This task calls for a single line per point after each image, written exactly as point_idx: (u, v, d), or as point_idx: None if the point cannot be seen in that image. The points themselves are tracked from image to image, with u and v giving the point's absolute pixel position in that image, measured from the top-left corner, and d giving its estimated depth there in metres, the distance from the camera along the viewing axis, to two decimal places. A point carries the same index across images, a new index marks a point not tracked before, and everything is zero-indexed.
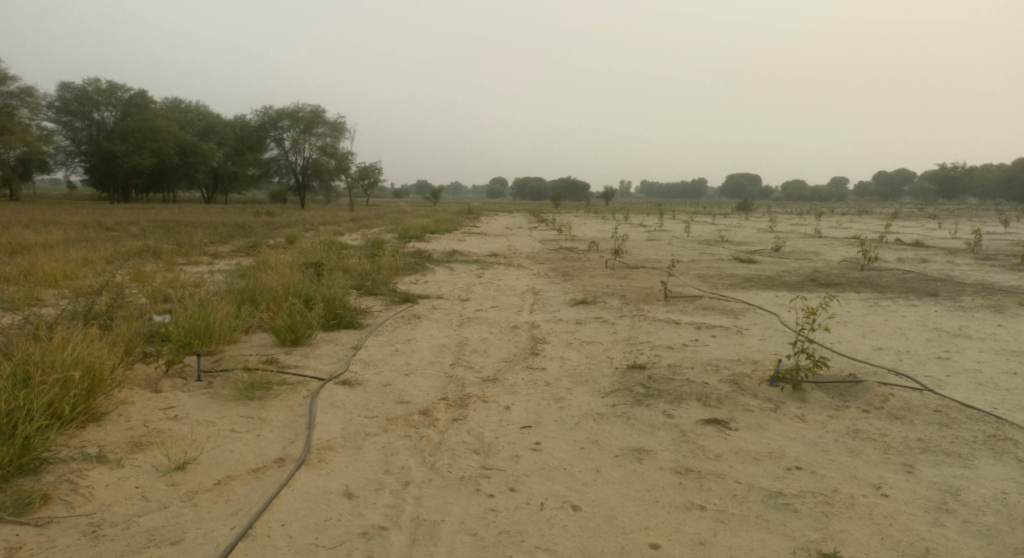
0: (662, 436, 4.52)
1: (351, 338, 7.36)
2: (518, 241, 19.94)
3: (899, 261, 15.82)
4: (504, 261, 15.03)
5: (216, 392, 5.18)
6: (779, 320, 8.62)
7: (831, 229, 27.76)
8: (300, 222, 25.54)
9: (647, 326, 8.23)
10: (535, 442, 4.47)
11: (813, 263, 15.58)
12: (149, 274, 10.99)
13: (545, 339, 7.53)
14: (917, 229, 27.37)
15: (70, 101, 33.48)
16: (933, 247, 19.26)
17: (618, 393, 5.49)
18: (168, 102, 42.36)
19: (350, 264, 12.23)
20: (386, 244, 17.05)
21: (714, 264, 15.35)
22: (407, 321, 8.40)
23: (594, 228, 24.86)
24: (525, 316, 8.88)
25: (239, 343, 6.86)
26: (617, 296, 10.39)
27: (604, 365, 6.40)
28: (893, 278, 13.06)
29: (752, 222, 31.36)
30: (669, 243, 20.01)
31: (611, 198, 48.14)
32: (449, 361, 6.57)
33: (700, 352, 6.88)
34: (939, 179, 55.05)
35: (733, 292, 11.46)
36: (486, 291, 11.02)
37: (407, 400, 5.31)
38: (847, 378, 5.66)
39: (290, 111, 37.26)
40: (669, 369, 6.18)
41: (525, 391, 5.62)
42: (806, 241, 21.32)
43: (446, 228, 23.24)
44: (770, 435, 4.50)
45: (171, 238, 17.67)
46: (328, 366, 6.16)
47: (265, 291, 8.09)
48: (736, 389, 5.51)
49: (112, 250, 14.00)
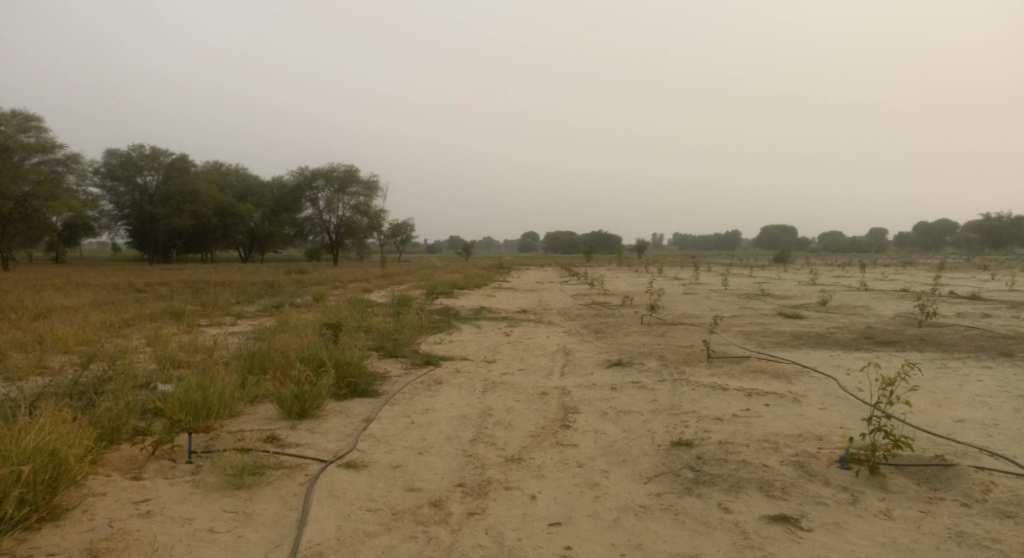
0: (720, 541, 3.75)
1: (364, 409, 6.71)
2: (549, 297, 19.28)
3: (960, 316, 14.76)
4: (534, 318, 14.37)
5: (201, 479, 4.53)
6: (839, 386, 7.77)
7: (877, 280, 26.66)
8: (331, 279, 25.37)
9: (691, 392, 7.44)
10: (567, 548, 3.74)
11: (865, 319, 14.63)
12: (165, 337, 10.52)
13: (577, 408, 6.78)
14: (967, 281, 26.12)
15: (115, 166, 34.12)
16: (991, 301, 18.12)
17: (664, 479, 4.73)
18: (208, 165, 43.20)
19: (373, 323, 11.67)
20: (413, 301, 16.54)
21: (758, 320, 14.47)
22: (428, 387, 7.73)
23: (629, 282, 24.12)
24: (557, 381, 8.15)
25: (242, 416, 6.26)
26: (656, 356, 9.61)
27: (646, 441, 5.64)
28: (957, 335, 12.06)
29: (792, 274, 30.30)
30: (708, 297, 19.16)
31: (643, 252, 47.43)
32: (468, 436, 5.85)
33: (754, 426, 6.07)
34: (983, 229, 53.23)
35: (782, 351, 10.59)
36: (514, 351, 10.33)
37: (418, 487, 4.61)
38: (934, 460, 4.85)
39: (325, 170, 37.64)
40: (720, 447, 5.39)
41: (554, 475, 4.89)
42: (852, 294, 20.31)
43: (476, 283, 22.69)
44: (855, 542, 3.70)
45: (198, 298, 17.38)
46: (335, 443, 5.50)
47: (276, 355, 7.53)
48: (803, 473, 4.70)
49: (135, 313, 13.66)
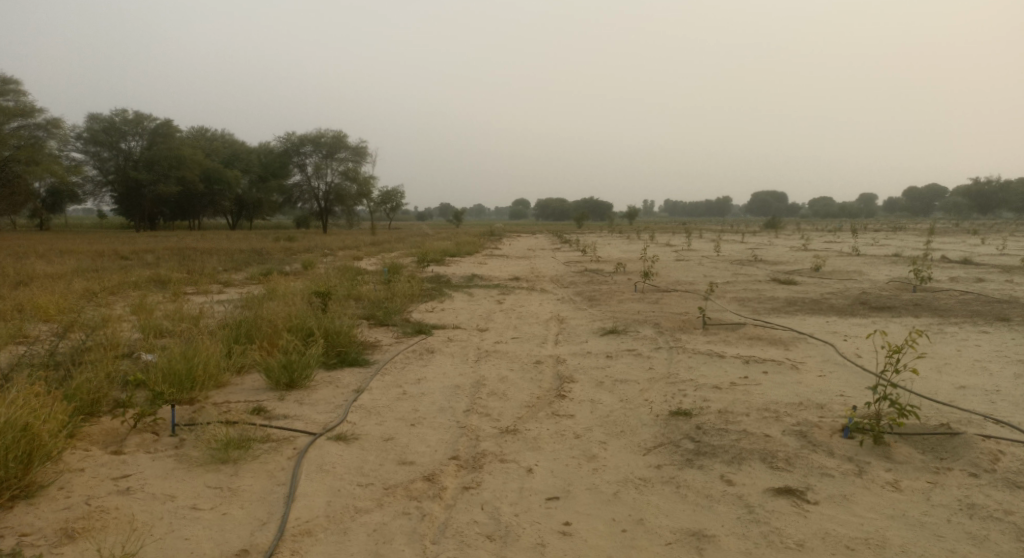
0: (724, 515, 3.63)
1: (354, 379, 6.55)
2: (541, 264, 19.09)
3: (953, 281, 14.70)
4: (527, 285, 14.20)
5: (184, 453, 4.36)
6: (837, 353, 7.66)
7: (869, 246, 26.61)
8: (320, 247, 25.03)
9: (688, 360, 7.31)
10: (566, 524, 3.61)
11: (859, 284, 14.55)
12: (149, 306, 10.28)
13: (572, 377, 6.64)
14: (958, 245, 26.06)
15: (98, 131, 33.45)
16: (983, 266, 18.07)
17: (664, 450, 4.60)
18: (194, 130, 42.44)
19: (363, 291, 11.47)
20: (404, 269, 16.30)
21: (752, 286, 14.34)
22: (420, 356, 7.56)
23: (621, 249, 23.96)
24: (551, 349, 7.99)
25: (227, 387, 6.09)
26: (651, 324, 9.46)
27: (644, 411, 5.50)
28: (952, 300, 11.98)
29: (783, 240, 30.16)
30: (700, 263, 19.02)
31: (635, 219, 47.21)
32: (462, 407, 5.70)
33: (753, 395, 5.95)
34: (973, 194, 53.22)
35: (777, 318, 10.47)
36: (507, 319, 10.17)
37: (410, 461, 4.45)
38: (940, 428, 4.74)
39: (312, 136, 36.99)
40: (721, 416, 5.26)
41: (551, 446, 4.75)
42: (845, 260, 20.22)
43: (467, 250, 22.45)
44: (863, 515, 3.58)
45: (184, 266, 17.10)
46: (324, 415, 5.34)
47: (263, 324, 7.35)
48: (806, 443, 4.58)
49: (119, 281, 13.39)
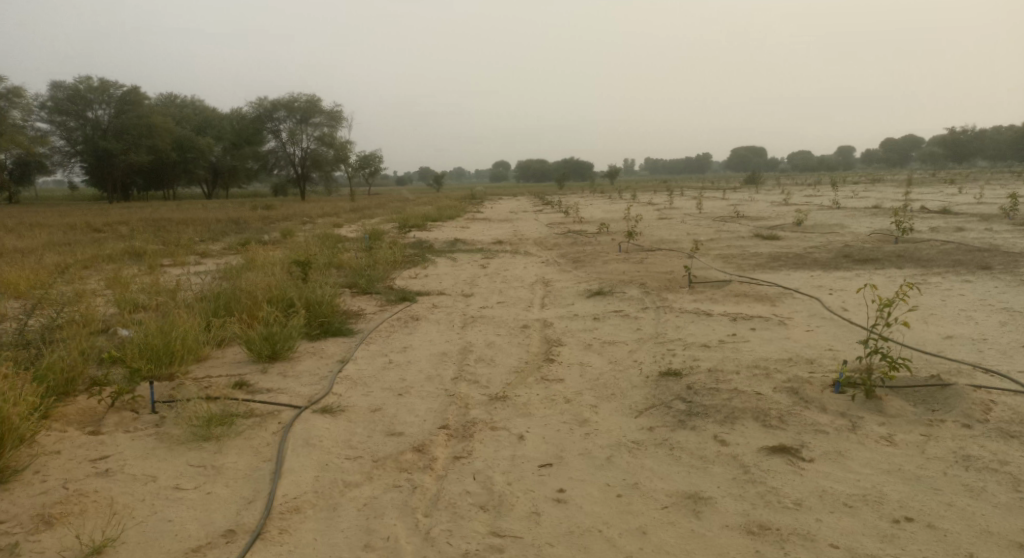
0: (720, 476, 3.59)
1: (338, 349, 6.42)
2: (524, 226, 18.91)
3: (934, 232, 14.76)
4: (510, 248, 14.07)
5: (165, 431, 4.24)
6: (824, 307, 7.65)
7: (848, 198, 26.72)
8: (299, 215, 24.65)
9: (675, 320, 7.26)
10: (560, 491, 3.55)
11: (841, 237, 14.57)
12: (125, 279, 10.04)
13: (560, 341, 6.56)
14: (937, 195, 26.16)
15: (63, 101, 32.49)
16: (963, 215, 18.15)
17: (656, 412, 4.55)
18: (164, 98, 41.36)
19: (344, 259, 11.28)
20: (385, 235, 16.08)
21: (735, 243, 14.30)
22: (404, 324, 7.44)
23: (603, 209, 23.85)
24: (538, 313, 7.90)
25: (208, 361, 5.95)
26: (637, 284, 9.39)
27: (634, 373, 5.44)
28: (934, 250, 12.02)
29: (764, 195, 30.15)
30: (683, 221, 18.94)
31: (615, 178, 47.06)
32: (449, 374, 5.61)
33: (743, 352, 5.92)
34: (949, 143, 53.48)
35: (762, 274, 10.44)
36: (492, 284, 10.06)
37: (399, 432, 4.36)
38: (930, 380, 4.72)
39: (286, 101, 36.16)
40: (712, 376, 5.21)
41: (541, 412, 4.68)
42: (826, 213, 20.26)
43: (449, 214, 22.21)
44: (859, 470, 3.56)
45: (159, 238, 16.74)
46: (309, 387, 5.23)
47: (242, 295, 7.18)
48: (799, 400, 4.54)
49: (92, 254, 13.07)
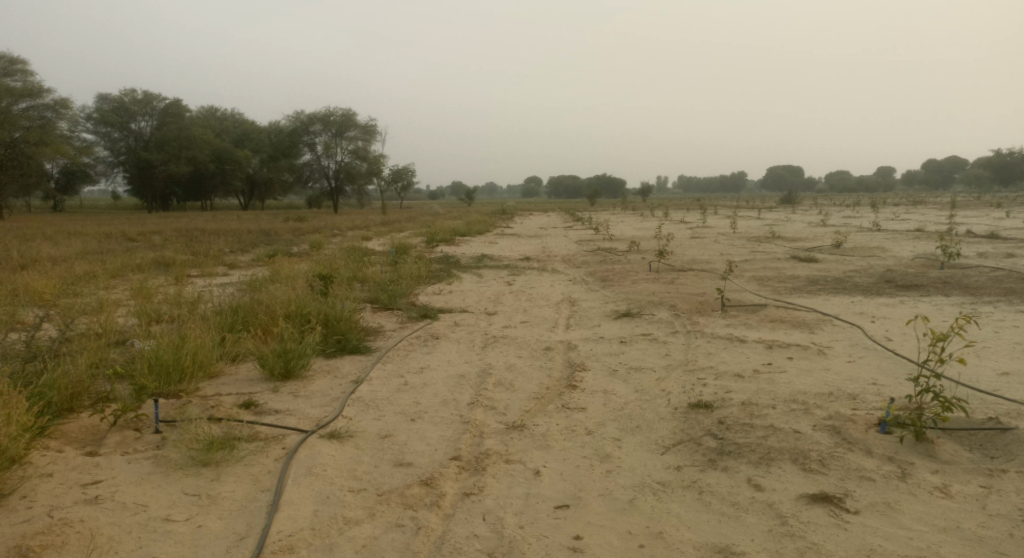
0: (754, 527, 3.27)
1: (354, 369, 6.20)
2: (553, 243, 18.62)
3: (982, 257, 14.14)
4: (538, 265, 13.80)
5: (164, 454, 4.04)
6: (866, 337, 7.23)
7: (889, 220, 25.98)
8: (329, 227, 24.71)
9: (707, 346, 6.91)
10: (577, 538, 3.26)
11: (882, 261, 14.04)
12: (150, 289, 9.98)
13: (584, 365, 6.25)
14: (981, 219, 25.29)
15: (108, 112, 33.20)
16: (1011, 241, 17.42)
17: (684, 449, 4.22)
18: (204, 110, 42.11)
19: (369, 273, 11.11)
20: (412, 249, 15.93)
21: (771, 264, 13.86)
22: (424, 343, 7.20)
23: (635, 226, 23.49)
24: (562, 334, 7.60)
25: (219, 378, 5.76)
26: (667, 306, 9.04)
27: (662, 403, 5.11)
28: (982, 277, 11.46)
29: (800, 216, 29.46)
30: (716, 241, 18.48)
31: (648, 195, 46.64)
32: (466, 399, 5.33)
33: (779, 384, 5.55)
34: (994, 165, 51.99)
35: (799, 298, 10.01)
36: (517, 302, 9.79)
37: (407, 462, 4.09)
38: (989, 422, 4.32)
39: (321, 115, 36.42)
40: (745, 410, 4.86)
41: (561, 444, 4.38)
42: (867, 236, 19.66)
43: (478, 229, 22.04)
44: (910, 528, 3.20)
45: (190, 248, 16.82)
46: (319, 409, 5.00)
47: (260, 309, 7.02)
48: (841, 441, 4.18)
49: (122, 263, 13.12)
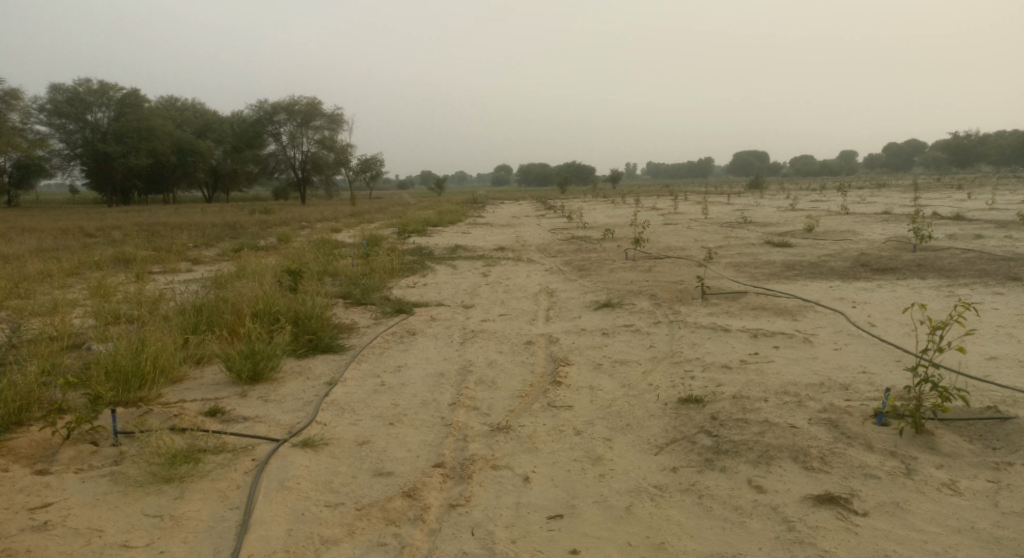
0: (760, 535, 3.12)
1: (326, 369, 5.91)
2: (526, 232, 18.37)
3: (952, 239, 14.23)
4: (512, 255, 13.56)
5: (122, 470, 3.74)
6: (850, 323, 7.12)
7: (856, 203, 26.21)
8: (297, 219, 24.18)
9: (691, 336, 6.74)
10: (574, 553, 3.09)
11: (855, 244, 14.07)
12: (109, 288, 9.53)
13: (567, 359, 6.04)
14: (945, 201, 25.57)
15: (62, 103, 31.88)
16: (977, 222, 17.63)
17: (678, 447, 4.04)
18: (164, 101, 40.96)
19: (339, 267, 10.77)
20: (383, 241, 15.56)
21: (745, 250, 13.79)
22: (400, 340, 6.92)
23: (607, 214, 23.36)
24: (543, 327, 7.38)
25: (183, 383, 5.44)
26: (647, 295, 8.86)
27: (651, 399, 4.92)
28: (956, 259, 11.50)
29: (769, 200, 29.57)
30: (689, 227, 18.41)
31: (617, 182, 46.66)
32: (446, 399, 5.08)
33: (768, 375, 5.40)
34: (952, 148, 52.91)
35: (777, 284, 9.91)
36: (493, 294, 9.56)
37: (387, 471, 3.85)
38: (988, 411, 4.20)
39: (286, 104, 35.55)
40: (737, 404, 4.69)
41: (549, 446, 4.16)
42: (836, 219, 19.78)
43: (449, 219, 21.68)
44: (920, 532, 3.08)
45: (152, 243, 16.24)
46: (291, 415, 4.72)
47: (226, 308, 6.69)
48: (839, 435, 4.02)
49: (79, 260, 12.57)
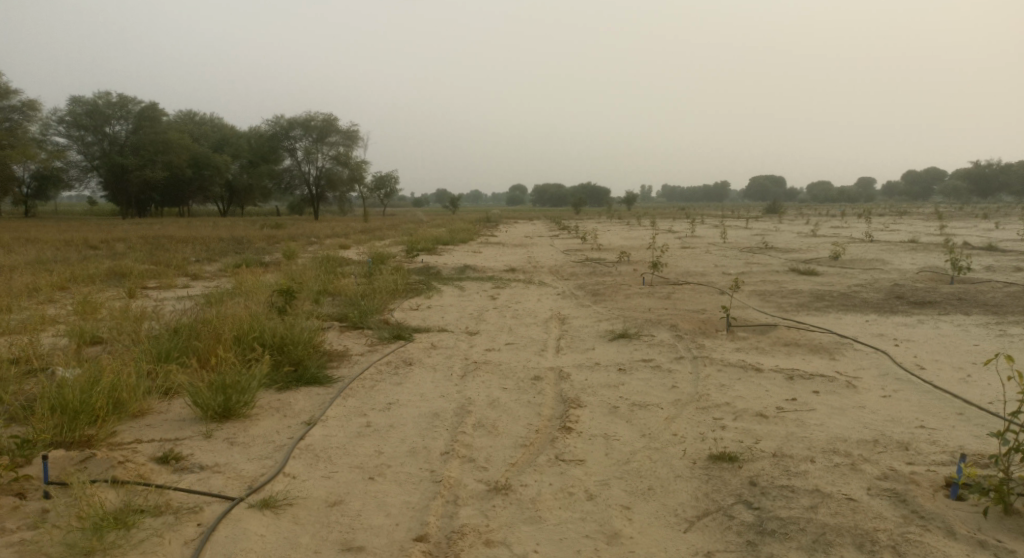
0: None
1: (307, 405, 5.24)
2: (538, 253, 17.72)
3: (990, 271, 13.40)
4: (523, 277, 12.90)
5: (36, 538, 3.08)
6: (897, 366, 6.35)
7: (881, 231, 25.34)
8: (305, 234, 23.63)
9: (718, 376, 6.02)
10: None
11: (886, 274, 13.31)
12: (93, 302, 8.94)
13: (578, 401, 5.34)
14: (972, 230, 24.70)
15: (81, 115, 31.67)
16: (1012, 253, 16.77)
17: (712, 523, 3.36)
18: (182, 114, 40.91)
19: (340, 286, 10.13)
20: (390, 258, 14.97)
21: (770, 278, 13.03)
22: (394, 371, 6.24)
23: (623, 236, 22.68)
24: (552, 360, 6.66)
25: (144, 418, 4.79)
26: (667, 326, 8.17)
27: (675, 454, 4.21)
28: (998, 294, 10.70)
29: (789, 226, 28.81)
30: (708, 252, 17.68)
31: (633, 204, 45.96)
32: (439, 447, 4.40)
33: (811, 428, 4.68)
34: (973, 177, 51.70)
35: (807, 317, 9.16)
36: (501, 319, 8.89)
37: (357, 546, 3.21)
38: None
39: (301, 119, 35.11)
40: (779, 465, 3.98)
41: (555, 515, 3.47)
42: (862, 246, 18.98)
43: (460, 238, 21.06)
44: None
45: (153, 256, 15.72)
46: (257, 463, 4.04)
47: (204, 332, 6.04)
48: (909, 514, 3.32)
49: (72, 273, 12.02)
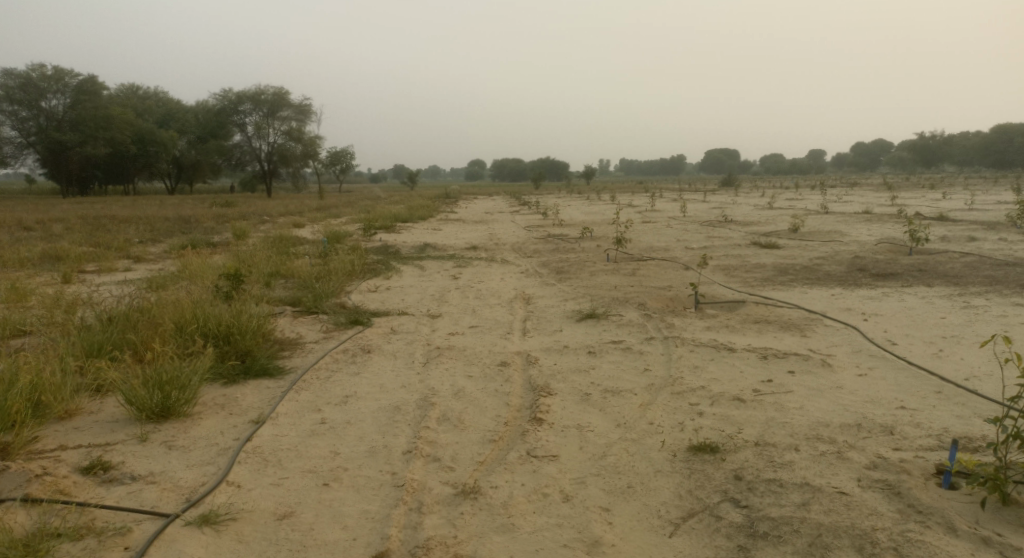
0: None
1: (255, 400, 4.83)
2: (499, 229, 17.35)
3: (946, 242, 13.50)
4: (484, 255, 12.53)
5: None
6: (870, 342, 6.20)
7: (834, 202, 25.62)
8: (256, 212, 22.79)
9: (691, 357, 5.77)
10: None
11: (845, 246, 13.30)
12: (21, 289, 8.29)
13: (548, 388, 5.04)
14: (922, 201, 25.16)
15: (13, 89, 29.82)
16: (965, 223, 17.01)
17: (700, 525, 3.17)
18: (124, 88, 39.05)
19: (293, 267, 9.64)
20: (346, 237, 14.43)
21: (733, 252, 12.91)
22: (351, 360, 5.85)
23: (584, 210, 22.45)
24: (519, 344, 6.35)
25: (72, 420, 4.35)
26: (635, 304, 7.92)
27: (654, 446, 3.95)
28: (958, 264, 10.72)
29: (746, 199, 28.95)
30: (669, 226, 17.54)
31: (592, 178, 45.76)
32: (400, 445, 4.06)
33: (792, 412, 4.46)
34: (919, 149, 52.96)
35: (774, 291, 9.01)
36: (463, 300, 8.54)
37: None
38: None
39: (251, 93, 33.83)
40: (764, 456, 3.74)
41: (529, 522, 3.22)
42: (820, 218, 19.08)
43: (419, 215, 20.55)
44: None
45: (93, 238, 14.88)
46: (197, 470, 3.66)
47: (140, 322, 5.55)
48: (903, 511, 3.15)
49: (3, 259, 11.24)
